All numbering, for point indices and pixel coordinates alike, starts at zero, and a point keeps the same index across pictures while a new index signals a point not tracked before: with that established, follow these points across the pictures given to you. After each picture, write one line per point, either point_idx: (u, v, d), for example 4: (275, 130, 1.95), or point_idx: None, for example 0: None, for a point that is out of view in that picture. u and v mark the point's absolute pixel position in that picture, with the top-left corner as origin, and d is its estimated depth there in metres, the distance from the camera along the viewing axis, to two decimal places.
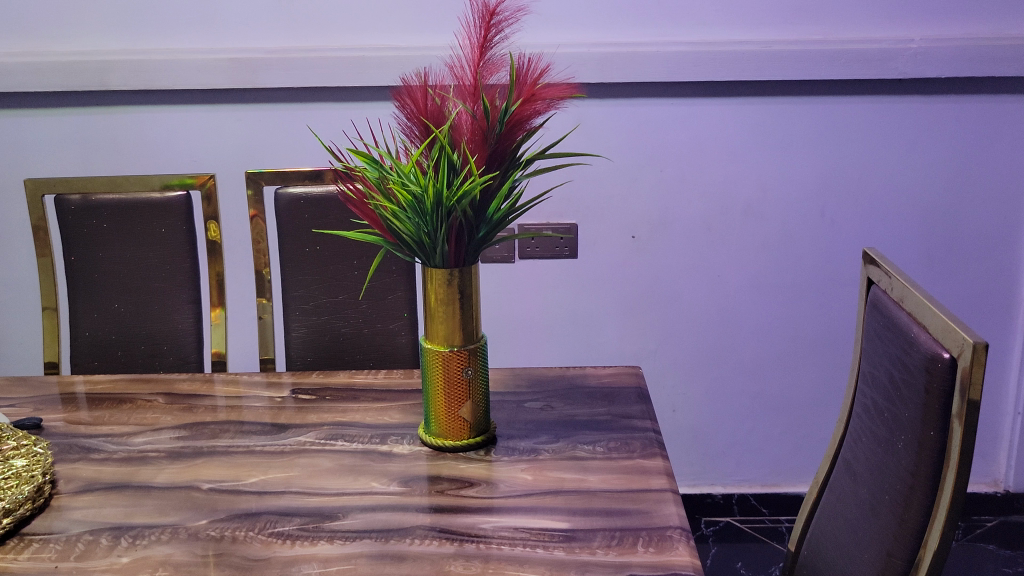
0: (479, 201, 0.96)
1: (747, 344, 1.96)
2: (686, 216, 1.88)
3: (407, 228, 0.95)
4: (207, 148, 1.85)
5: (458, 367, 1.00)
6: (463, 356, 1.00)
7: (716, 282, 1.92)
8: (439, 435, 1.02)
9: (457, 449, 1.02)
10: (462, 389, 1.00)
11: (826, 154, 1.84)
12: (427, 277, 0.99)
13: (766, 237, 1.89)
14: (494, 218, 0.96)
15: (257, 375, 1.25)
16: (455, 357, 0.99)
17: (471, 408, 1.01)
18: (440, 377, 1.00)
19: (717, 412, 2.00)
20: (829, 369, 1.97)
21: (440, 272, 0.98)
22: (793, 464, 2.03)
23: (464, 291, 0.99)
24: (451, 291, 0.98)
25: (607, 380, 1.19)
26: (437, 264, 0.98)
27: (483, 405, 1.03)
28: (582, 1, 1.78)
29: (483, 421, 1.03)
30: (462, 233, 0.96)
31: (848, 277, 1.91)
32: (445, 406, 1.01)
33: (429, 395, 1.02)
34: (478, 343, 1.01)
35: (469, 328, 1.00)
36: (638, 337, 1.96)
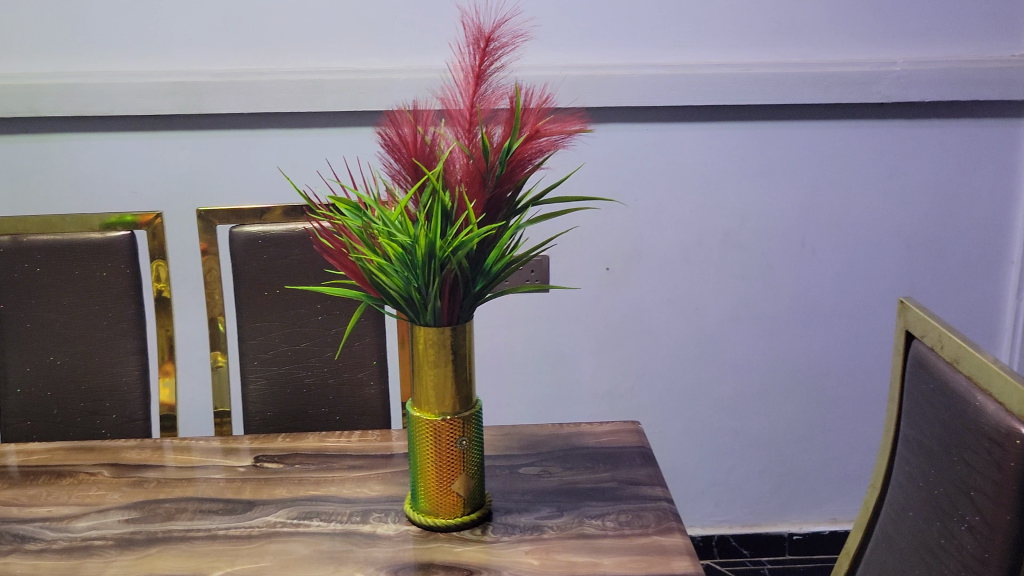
0: (475, 253, 0.85)
1: (726, 379, 1.87)
2: (662, 247, 1.79)
3: (395, 283, 0.84)
4: (149, 179, 1.71)
5: (448, 438, 0.89)
6: (454, 424, 0.88)
7: (693, 315, 1.83)
8: (428, 516, 0.91)
9: (450, 528, 0.90)
10: (455, 461, 0.89)
11: (807, 181, 1.77)
12: (413, 340, 0.88)
13: (745, 268, 1.81)
14: (493, 271, 0.86)
15: (209, 439, 1.12)
16: (445, 426, 0.88)
17: (464, 482, 0.90)
18: (429, 448, 0.89)
19: (696, 450, 1.91)
20: (810, 403, 1.89)
21: (429, 336, 0.87)
22: (774, 503, 1.94)
23: (456, 353, 0.88)
24: (441, 355, 0.87)
25: (606, 439, 1.08)
26: (426, 325, 0.87)
27: (478, 477, 0.92)
28: (554, 22, 1.67)
29: (477, 495, 0.92)
30: (457, 288, 0.85)
31: (829, 308, 1.84)
32: (436, 481, 0.89)
33: (418, 469, 0.90)
34: (472, 409, 0.90)
35: (462, 392, 0.89)
36: (614, 375, 1.86)
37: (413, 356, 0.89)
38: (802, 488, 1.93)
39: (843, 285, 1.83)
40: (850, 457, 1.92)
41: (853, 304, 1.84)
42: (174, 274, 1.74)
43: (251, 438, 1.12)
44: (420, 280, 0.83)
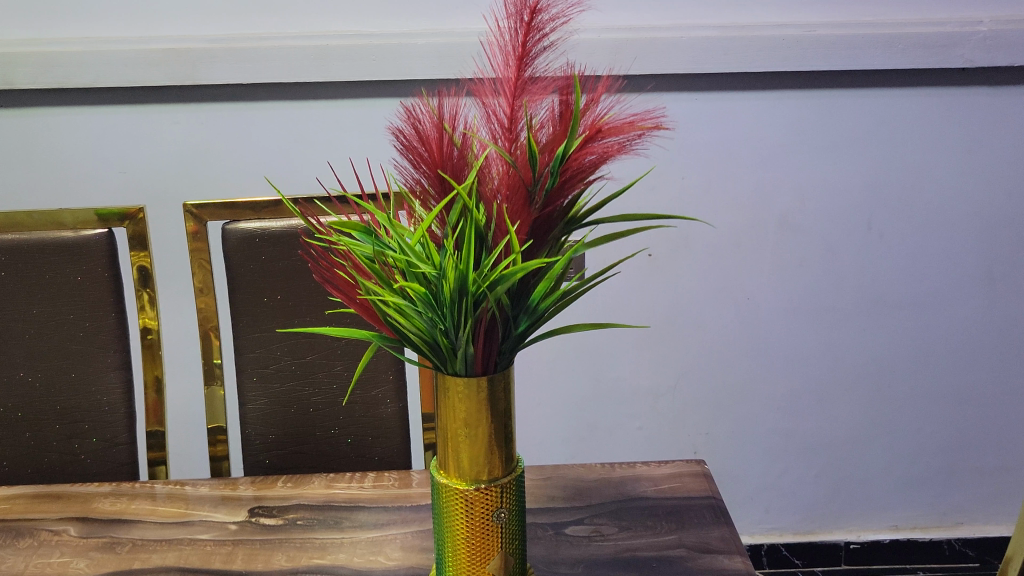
0: (518, 285, 0.67)
1: (780, 375, 1.69)
2: (712, 231, 1.60)
3: (416, 322, 0.66)
4: (143, 159, 1.53)
5: (483, 513, 0.71)
6: (490, 495, 0.71)
7: (745, 307, 1.65)
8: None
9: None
10: (491, 538, 0.72)
11: (877, 158, 1.57)
12: (440, 393, 0.71)
13: (804, 254, 1.62)
14: (541, 309, 0.68)
15: (209, 484, 0.94)
16: (479, 498, 0.71)
17: (502, 562, 0.73)
18: (460, 522, 0.72)
19: (745, 453, 1.74)
20: (872, 401, 1.71)
21: (460, 390, 0.69)
22: (830, 509, 1.77)
23: (493, 410, 0.70)
24: (476, 414, 0.70)
25: (667, 487, 0.91)
26: (456, 374, 0.69)
27: (519, 554, 0.74)
28: None
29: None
30: (494, 328, 0.67)
31: (896, 297, 1.65)
32: (468, 561, 0.72)
33: (445, 545, 0.73)
34: (512, 472, 0.73)
35: (500, 454, 0.72)
36: (656, 372, 1.68)
37: (439, 411, 0.72)
38: (861, 492, 1.76)
39: (911, 274, 1.64)
40: (914, 460, 1.75)
41: (923, 294, 1.65)
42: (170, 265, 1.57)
43: (251, 480, 0.95)
44: (447, 318, 0.66)
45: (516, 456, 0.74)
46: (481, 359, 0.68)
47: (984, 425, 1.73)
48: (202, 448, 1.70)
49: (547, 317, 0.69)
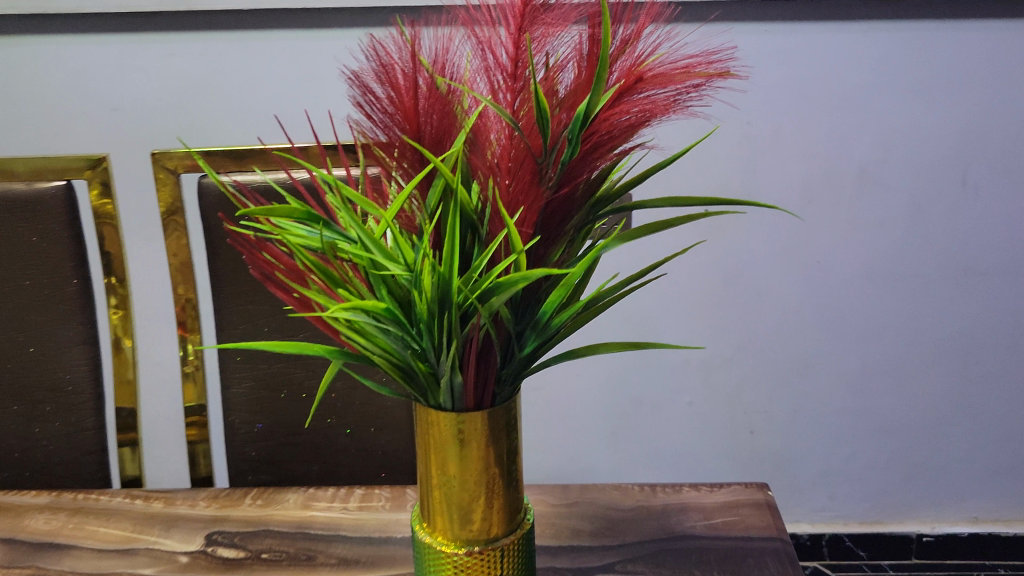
0: (523, 293, 0.50)
1: (852, 348, 1.49)
2: (781, 184, 1.39)
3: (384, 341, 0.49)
4: (136, 97, 1.35)
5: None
6: (489, 562, 0.54)
7: (815, 271, 1.44)
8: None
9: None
10: None
11: (978, 102, 1.35)
12: (422, 430, 0.53)
13: (886, 212, 1.41)
14: (555, 326, 0.50)
15: (184, 499, 0.79)
16: (475, 567, 0.54)
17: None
18: None
19: (809, 433, 1.55)
20: (957, 379, 1.51)
21: (447, 432, 0.51)
22: (904, 498, 1.59)
23: (492, 454, 0.53)
24: (470, 461, 0.52)
25: (721, 523, 0.73)
26: (440, 406, 0.52)
27: None
28: None
29: None
30: (491, 347, 0.51)
31: (991, 263, 1.44)
32: None
33: None
34: (519, 529, 0.56)
35: (502, 509, 0.54)
36: (710, 342, 1.49)
37: (422, 452, 0.54)
38: (939, 480, 1.57)
39: (1012, 238, 1.42)
40: (1002, 446, 1.55)
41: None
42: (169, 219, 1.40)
43: (233, 493, 0.79)
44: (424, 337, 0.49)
45: (524, 506, 0.56)
46: (473, 388, 0.51)
47: None
48: (180, 424, 1.50)
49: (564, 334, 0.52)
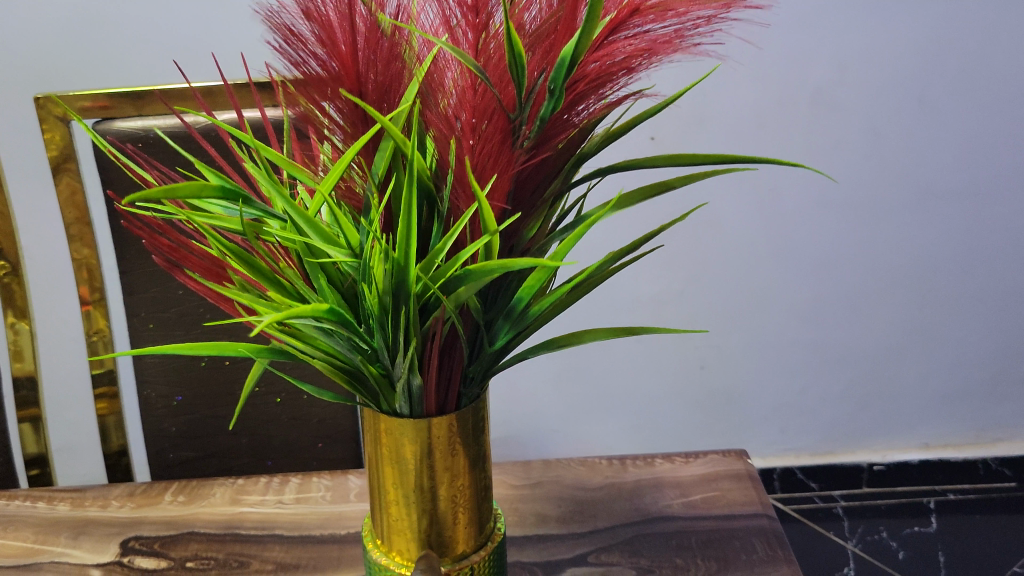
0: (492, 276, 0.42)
1: (805, 279, 1.44)
2: (733, 110, 1.31)
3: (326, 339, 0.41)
4: (15, 29, 1.19)
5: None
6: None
7: (768, 200, 1.37)
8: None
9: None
10: None
11: (938, 16, 1.28)
12: (375, 443, 0.45)
13: (841, 136, 1.34)
14: (531, 315, 0.43)
15: (93, 499, 0.69)
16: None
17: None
18: None
19: (761, 367, 1.51)
20: (909, 306, 1.48)
21: (410, 444, 0.43)
22: (854, 428, 1.58)
23: (462, 464, 0.45)
24: (437, 475, 0.44)
25: (700, 498, 0.67)
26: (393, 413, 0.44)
27: None
28: None
29: None
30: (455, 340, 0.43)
31: (945, 188, 1.39)
32: None
33: None
34: (489, 541, 0.49)
35: (469, 521, 0.47)
36: (660, 278, 1.42)
37: (374, 470, 0.46)
38: (889, 409, 1.56)
39: (968, 159, 1.38)
40: (953, 372, 1.54)
41: (978, 182, 1.40)
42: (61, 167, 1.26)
43: (151, 490, 0.70)
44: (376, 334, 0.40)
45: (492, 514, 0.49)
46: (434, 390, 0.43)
47: None
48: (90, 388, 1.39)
49: (540, 321, 0.44)
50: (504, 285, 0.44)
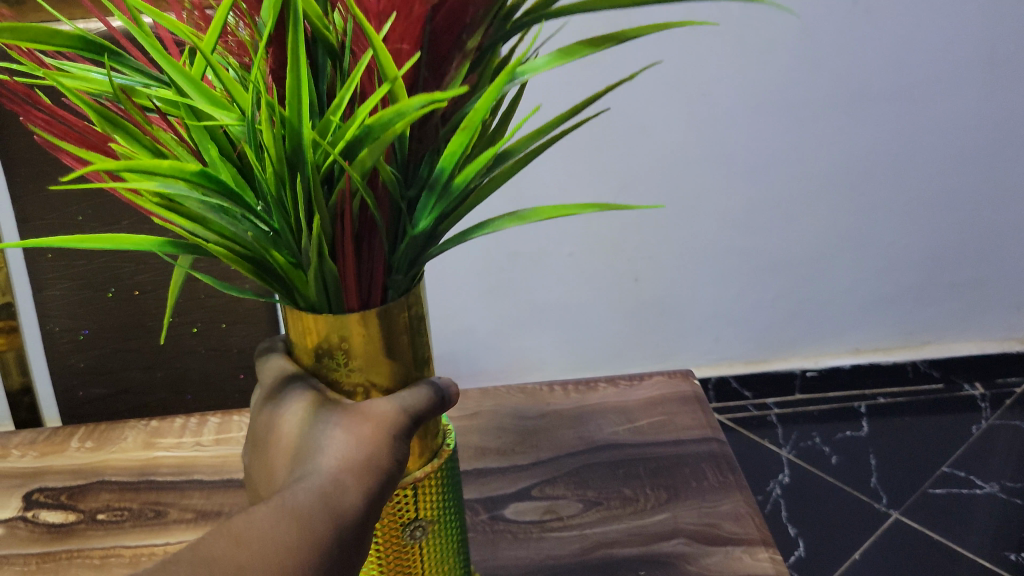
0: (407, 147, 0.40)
1: (738, 186, 1.41)
2: (663, 8, 1.26)
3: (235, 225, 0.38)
4: None
5: (388, 536, 0.45)
6: (402, 505, 0.44)
7: (700, 105, 1.33)
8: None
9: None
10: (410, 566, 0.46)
11: None
12: (307, 345, 0.43)
13: (775, 36, 1.30)
14: (455, 186, 0.41)
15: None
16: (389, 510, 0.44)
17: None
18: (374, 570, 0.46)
19: (694, 278, 1.49)
20: (842, 212, 1.46)
21: (340, 334, 0.41)
22: (786, 335, 1.57)
23: (402, 360, 0.43)
24: (372, 372, 0.42)
25: (647, 421, 0.64)
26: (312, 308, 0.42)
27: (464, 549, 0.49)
28: None
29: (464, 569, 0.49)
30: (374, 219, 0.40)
31: (879, 89, 1.37)
32: None
33: None
34: (441, 456, 0.46)
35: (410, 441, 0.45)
36: (592, 187, 1.38)
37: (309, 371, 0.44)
38: (821, 315, 1.56)
39: (902, 60, 1.35)
40: (884, 277, 1.54)
41: (912, 84, 1.37)
42: None
43: (58, 435, 0.64)
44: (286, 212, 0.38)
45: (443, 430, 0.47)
46: (359, 280, 0.41)
47: (965, 234, 1.51)
48: None
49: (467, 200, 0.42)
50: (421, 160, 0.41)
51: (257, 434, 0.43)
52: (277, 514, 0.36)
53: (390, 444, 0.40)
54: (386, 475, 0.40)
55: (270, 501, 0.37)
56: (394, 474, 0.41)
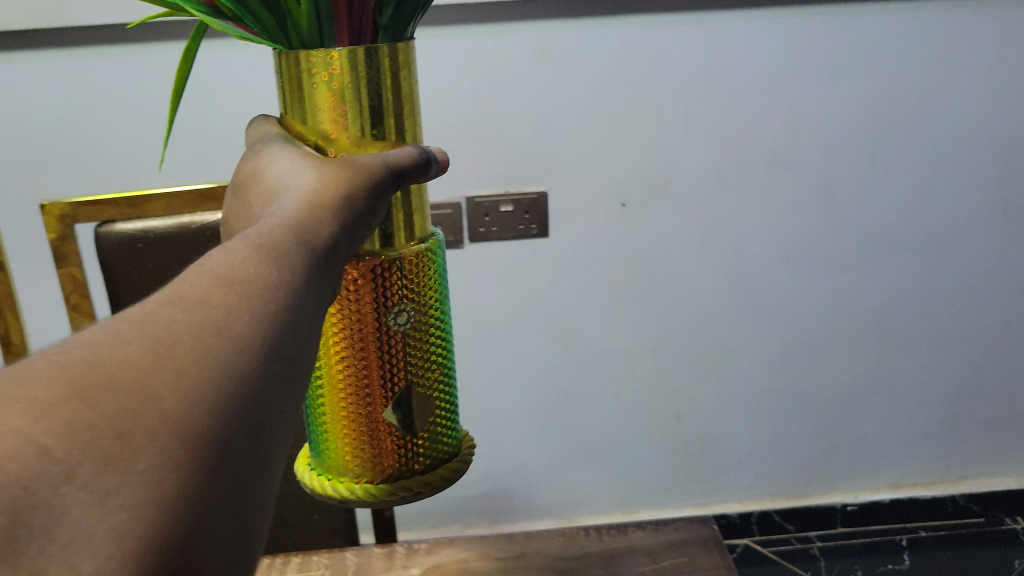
0: None
1: (772, 329, 1.51)
2: (693, 173, 1.39)
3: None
4: (14, 116, 1.24)
5: (369, 322, 0.45)
6: (385, 281, 0.45)
7: (732, 255, 1.45)
8: (360, 473, 0.48)
9: (405, 475, 0.48)
10: (391, 371, 0.46)
11: (883, 82, 1.37)
12: (298, 92, 0.44)
13: (799, 194, 1.42)
14: None
15: None
16: (363, 287, 0.44)
17: (411, 401, 0.47)
18: (341, 372, 0.46)
19: (734, 416, 1.57)
20: (873, 354, 1.55)
21: (322, 65, 0.43)
22: (826, 471, 1.63)
23: (388, 99, 0.44)
24: (355, 107, 0.44)
25: (668, 563, 0.72)
26: (304, 47, 0.44)
27: (443, 391, 0.48)
28: None
29: (438, 422, 0.48)
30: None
31: (902, 239, 1.47)
32: (355, 412, 0.46)
33: (322, 410, 0.47)
34: (417, 244, 0.46)
35: (405, 223, 0.46)
36: (634, 333, 1.49)
37: (304, 135, 0.46)
38: (859, 450, 1.62)
39: (920, 212, 1.46)
40: (918, 414, 1.60)
41: (931, 233, 1.47)
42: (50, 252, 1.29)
43: None
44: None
45: (419, 210, 0.47)
46: (342, 2, 0.43)
47: (993, 373, 1.58)
48: None
49: None
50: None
51: (237, 188, 0.45)
52: (247, 248, 0.34)
53: (357, 189, 0.41)
54: (354, 216, 0.40)
55: (238, 237, 0.35)
56: (363, 216, 0.41)
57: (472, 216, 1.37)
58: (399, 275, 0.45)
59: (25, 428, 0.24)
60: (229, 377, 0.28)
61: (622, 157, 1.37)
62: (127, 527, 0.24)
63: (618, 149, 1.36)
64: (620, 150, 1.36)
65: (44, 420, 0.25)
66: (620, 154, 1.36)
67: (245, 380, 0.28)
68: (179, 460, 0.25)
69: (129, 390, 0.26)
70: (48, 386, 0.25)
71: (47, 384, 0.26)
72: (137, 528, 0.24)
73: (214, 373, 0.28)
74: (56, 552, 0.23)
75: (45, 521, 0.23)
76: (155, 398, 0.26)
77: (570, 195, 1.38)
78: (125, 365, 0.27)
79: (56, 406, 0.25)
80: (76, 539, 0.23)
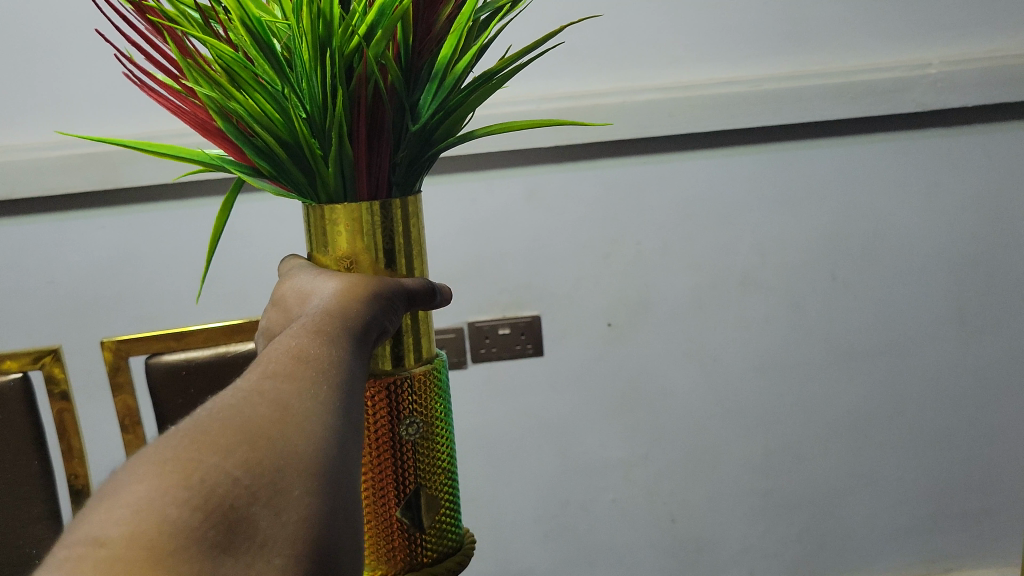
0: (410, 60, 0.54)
1: (755, 434, 1.64)
2: (672, 295, 1.55)
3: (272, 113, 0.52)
4: (69, 266, 1.41)
5: (384, 427, 0.52)
6: (399, 394, 0.52)
7: (712, 367, 1.59)
8: (374, 567, 0.52)
9: (413, 569, 0.52)
10: (403, 472, 0.52)
11: (836, 208, 1.54)
12: (324, 234, 0.54)
13: (770, 309, 1.57)
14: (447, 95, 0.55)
15: None
16: (378, 399, 0.52)
17: (419, 500, 0.52)
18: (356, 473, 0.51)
19: (726, 518, 1.68)
20: (851, 455, 1.67)
21: (342, 219, 0.53)
22: (817, 569, 1.72)
23: (398, 242, 0.54)
24: (369, 247, 0.53)
25: None
26: (332, 200, 0.54)
27: (449, 496, 0.54)
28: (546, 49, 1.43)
29: (447, 524, 0.53)
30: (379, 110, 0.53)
31: (868, 346, 1.61)
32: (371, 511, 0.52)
33: None
34: (425, 364, 0.55)
35: (414, 345, 0.54)
36: (628, 441, 1.62)
37: (329, 265, 0.54)
38: (847, 548, 1.72)
39: (882, 322, 1.60)
40: (898, 510, 1.71)
41: (895, 341, 1.61)
42: (95, 384, 1.45)
43: None
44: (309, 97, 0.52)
45: (425, 334, 0.55)
46: (364, 163, 0.53)
47: (966, 469, 1.69)
48: None
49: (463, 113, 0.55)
50: (422, 77, 0.55)
51: (280, 298, 0.55)
52: (307, 341, 0.45)
53: (392, 281, 0.52)
54: (391, 301, 0.51)
55: (303, 328, 0.47)
56: (397, 302, 0.52)
57: (474, 338, 1.51)
58: (412, 390, 0.53)
59: (221, 464, 0.35)
60: (331, 431, 0.39)
61: (607, 282, 1.53)
62: (296, 533, 0.35)
63: (603, 275, 1.52)
64: (606, 276, 1.52)
65: (229, 459, 0.36)
66: (605, 279, 1.52)
67: (338, 432, 0.40)
68: (317, 485, 0.37)
69: (274, 439, 0.37)
70: (224, 438, 0.37)
71: (223, 439, 0.37)
72: (302, 526, 0.35)
73: (319, 429, 0.39)
74: (259, 551, 0.33)
75: (248, 525, 0.34)
76: (291, 444, 0.38)
77: (563, 318, 1.54)
78: (263, 423, 0.38)
79: (231, 449, 0.36)
80: (276, 533, 0.34)
